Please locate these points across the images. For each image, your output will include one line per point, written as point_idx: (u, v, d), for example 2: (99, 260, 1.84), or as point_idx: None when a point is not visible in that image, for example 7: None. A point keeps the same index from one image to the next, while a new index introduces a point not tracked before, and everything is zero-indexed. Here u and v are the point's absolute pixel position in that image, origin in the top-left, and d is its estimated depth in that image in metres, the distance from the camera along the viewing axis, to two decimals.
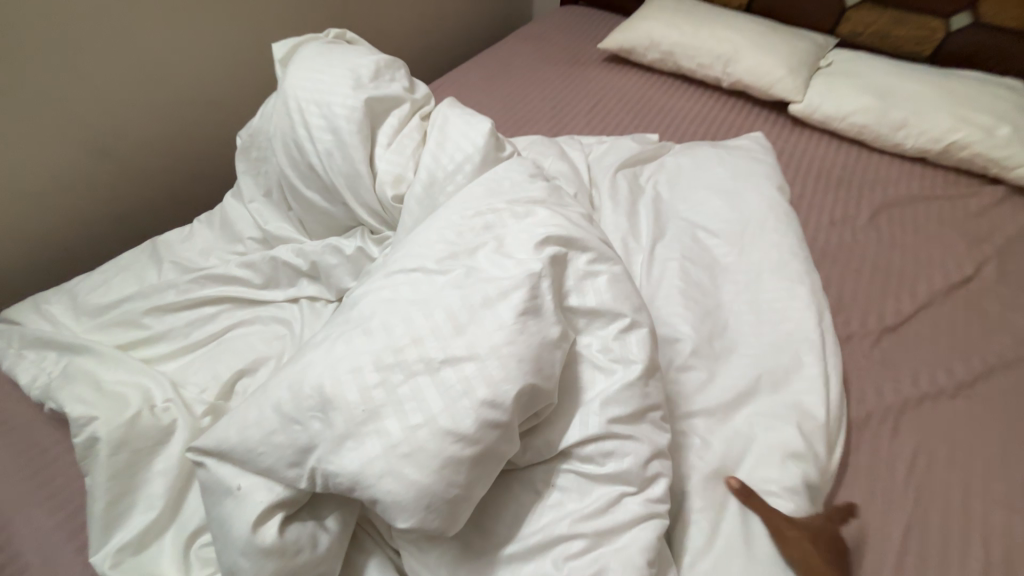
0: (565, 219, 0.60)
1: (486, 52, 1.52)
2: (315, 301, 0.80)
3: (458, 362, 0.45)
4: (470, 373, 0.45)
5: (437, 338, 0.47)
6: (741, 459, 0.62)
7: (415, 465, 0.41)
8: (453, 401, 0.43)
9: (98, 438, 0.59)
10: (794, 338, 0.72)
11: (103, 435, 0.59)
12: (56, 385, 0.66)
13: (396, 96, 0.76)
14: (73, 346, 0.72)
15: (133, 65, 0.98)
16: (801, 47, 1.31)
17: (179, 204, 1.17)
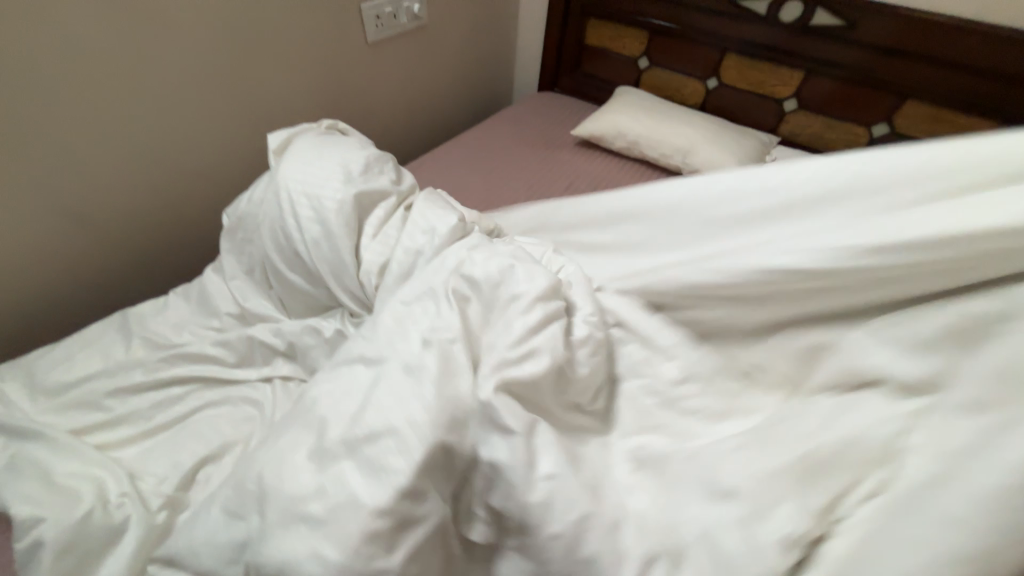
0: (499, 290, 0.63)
1: (469, 132, 1.65)
2: (289, 380, 0.80)
3: (376, 437, 0.49)
4: (387, 447, 0.49)
5: (357, 415, 0.51)
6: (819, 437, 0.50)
7: (335, 542, 0.44)
8: (375, 477, 0.48)
9: (42, 540, 0.56)
10: None
11: (48, 538, 0.56)
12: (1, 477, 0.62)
13: (383, 188, 0.81)
14: (23, 432, 0.69)
15: (126, 142, 1.02)
16: (749, 145, 1.47)
17: (155, 269, 1.18)
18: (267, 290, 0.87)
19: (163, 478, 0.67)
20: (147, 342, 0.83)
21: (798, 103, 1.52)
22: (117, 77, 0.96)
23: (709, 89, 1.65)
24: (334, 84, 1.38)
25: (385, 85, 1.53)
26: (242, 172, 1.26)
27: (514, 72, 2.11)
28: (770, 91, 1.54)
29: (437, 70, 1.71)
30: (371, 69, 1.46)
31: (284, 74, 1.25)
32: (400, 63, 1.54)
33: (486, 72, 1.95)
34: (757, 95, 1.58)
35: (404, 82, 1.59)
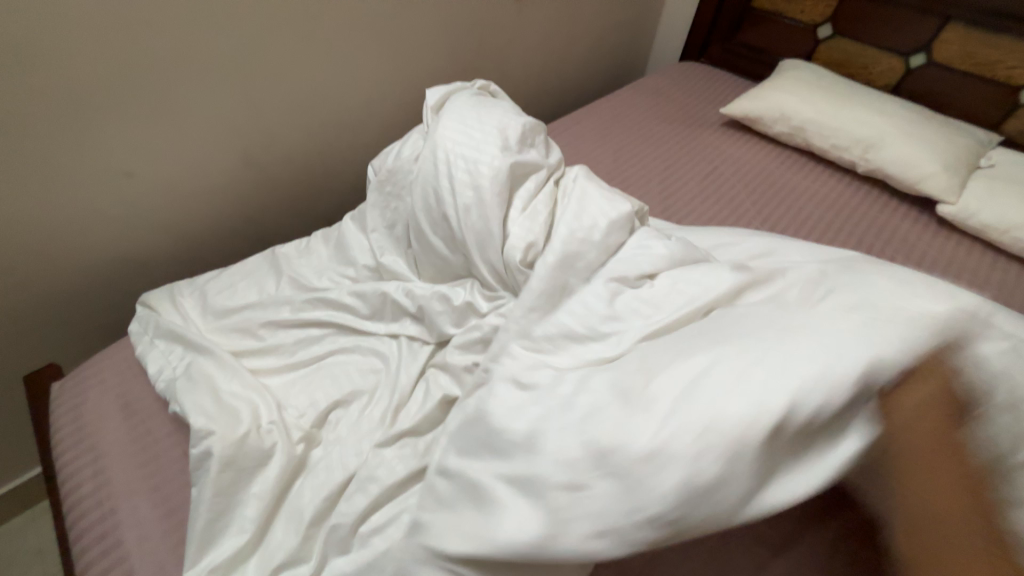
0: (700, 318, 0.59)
1: (599, 102, 1.52)
2: (414, 340, 0.81)
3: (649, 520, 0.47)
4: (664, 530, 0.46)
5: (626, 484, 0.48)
6: None
7: None
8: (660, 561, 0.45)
9: (210, 450, 0.63)
10: None
11: (216, 449, 0.63)
12: (181, 385, 0.71)
13: (536, 163, 0.80)
14: (197, 346, 0.78)
15: (293, 87, 1.07)
16: (958, 142, 1.18)
17: (298, 213, 1.26)
18: (404, 247, 0.88)
19: (303, 412, 0.72)
20: (293, 282, 0.89)
21: None
22: (296, 24, 1.00)
23: (911, 68, 1.33)
24: (477, 42, 1.34)
25: (524, 45, 1.45)
26: (383, 127, 1.29)
27: (656, 38, 1.90)
28: (1004, 75, 1.21)
29: (577, 32, 1.58)
30: (513, 26, 1.39)
31: (433, 31, 1.23)
32: (542, 23, 1.45)
33: (626, 37, 1.78)
34: (981, 80, 1.24)
35: (542, 44, 1.50)
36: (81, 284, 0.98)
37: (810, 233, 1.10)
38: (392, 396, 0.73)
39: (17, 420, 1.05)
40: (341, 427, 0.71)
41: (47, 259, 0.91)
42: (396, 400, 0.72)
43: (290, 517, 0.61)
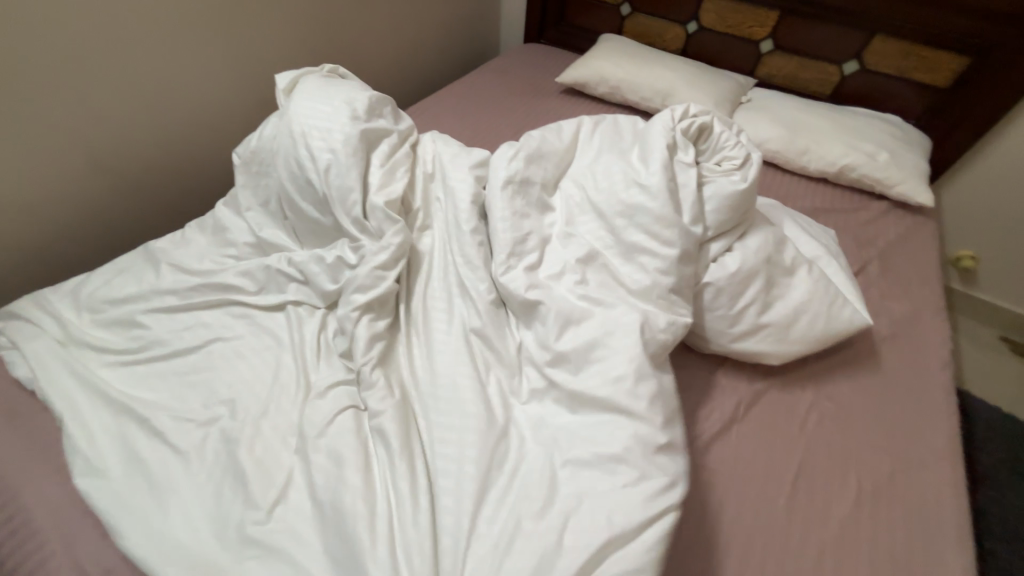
0: (551, 257, 0.83)
1: (456, 83, 1.69)
2: (301, 305, 0.89)
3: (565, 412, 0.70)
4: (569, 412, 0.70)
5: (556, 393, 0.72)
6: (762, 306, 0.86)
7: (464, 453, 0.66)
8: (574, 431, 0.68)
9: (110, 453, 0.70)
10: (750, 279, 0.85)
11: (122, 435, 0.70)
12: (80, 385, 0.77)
13: (386, 128, 0.94)
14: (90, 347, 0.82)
15: (134, 91, 1.08)
16: (726, 85, 1.54)
17: (167, 215, 1.26)
18: (281, 220, 0.96)
19: (206, 380, 0.80)
20: (173, 268, 0.93)
21: (774, 44, 1.57)
22: (124, 29, 1.01)
23: (689, 34, 1.69)
24: (327, 37, 1.42)
25: (374, 37, 1.57)
26: (243, 122, 1.33)
27: (500, 25, 2.12)
28: (748, 33, 1.59)
29: (424, 22, 1.73)
30: (360, 20, 1.50)
31: (276, 25, 1.29)
32: (386, 15, 1.58)
33: (472, 25, 1.97)
34: (735, 38, 1.62)
35: (391, 34, 1.62)
36: None
37: None
38: (291, 352, 0.83)
39: None
40: (246, 380, 0.80)
41: None
42: (296, 353, 0.82)
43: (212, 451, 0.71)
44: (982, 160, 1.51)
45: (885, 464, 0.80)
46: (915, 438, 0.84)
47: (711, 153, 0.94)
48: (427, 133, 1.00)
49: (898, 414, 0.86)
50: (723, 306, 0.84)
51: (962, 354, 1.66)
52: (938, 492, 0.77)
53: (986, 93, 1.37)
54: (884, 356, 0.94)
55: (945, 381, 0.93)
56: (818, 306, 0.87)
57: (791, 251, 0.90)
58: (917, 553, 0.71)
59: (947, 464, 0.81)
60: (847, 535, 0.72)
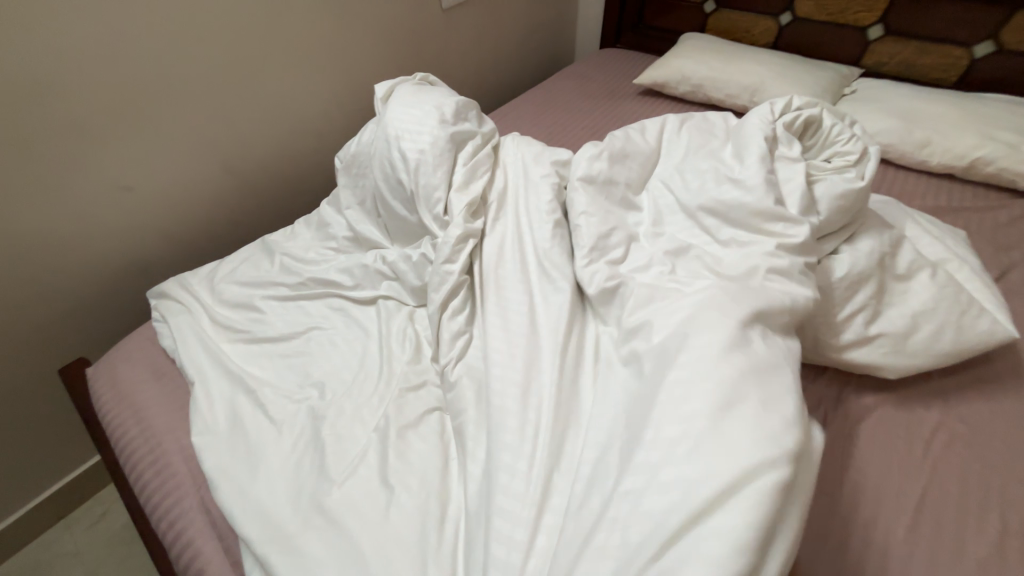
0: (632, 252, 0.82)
1: (534, 90, 1.73)
2: (391, 299, 0.96)
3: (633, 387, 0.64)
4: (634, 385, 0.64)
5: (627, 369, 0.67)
6: (873, 312, 0.77)
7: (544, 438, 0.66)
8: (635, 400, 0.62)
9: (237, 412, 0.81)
10: (859, 279, 0.77)
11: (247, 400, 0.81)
12: (210, 356, 0.89)
13: (471, 131, 0.99)
14: (216, 324, 0.94)
15: (257, 102, 1.25)
16: (824, 77, 1.42)
17: (277, 213, 1.43)
18: (375, 217, 1.05)
19: (309, 360, 0.88)
20: (284, 259, 1.04)
21: (884, 30, 1.42)
22: (252, 49, 1.19)
23: (782, 26, 1.59)
24: (415, 50, 1.54)
25: (458, 49, 1.67)
26: (342, 130, 1.48)
27: (576, 34, 2.15)
28: (851, 20, 1.46)
29: (504, 34, 1.81)
30: (445, 34, 1.60)
31: (372, 41, 1.42)
32: (470, 28, 1.67)
33: (549, 34, 2.02)
34: (837, 26, 1.49)
35: (474, 46, 1.72)
36: (82, 290, 1.11)
37: None
38: (382, 342, 0.89)
39: (48, 425, 1.19)
40: (343, 361, 0.87)
41: (58, 269, 1.05)
42: (384, 341, 0.88)
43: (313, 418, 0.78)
44: None
45: None
46: None
47: (820, 148, 0.87)
48: (508, 136, 1.04)
49: None
50: (826, 308, 0.77)
51: None
52: None
53: None
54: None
55: None
56: (947, 314, 0.77)
57: (909, 252, 0.80)
58: None
59: None
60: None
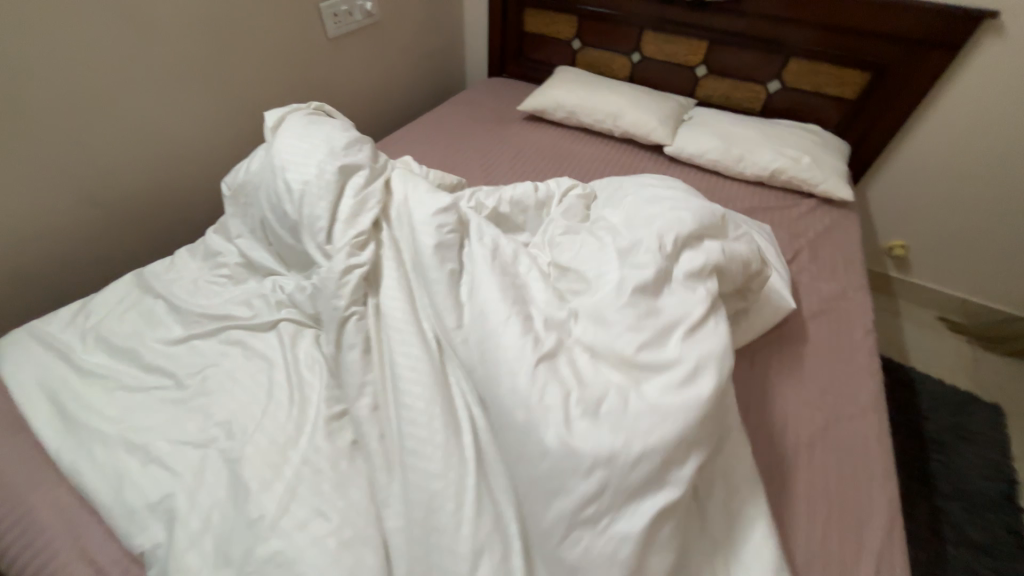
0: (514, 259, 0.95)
1: (427, 114, 1.83)
2: (293, 325, 0.96)
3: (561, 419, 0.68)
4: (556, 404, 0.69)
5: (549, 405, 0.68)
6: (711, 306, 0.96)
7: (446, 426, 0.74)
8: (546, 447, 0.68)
9: (120, 452, 0.77)
10: None
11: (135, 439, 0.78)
12: (83, 400, 0.83)
13: (359, 163, 1.02)
14: (89, 368, 0.88)
15: (124, 128, 1.18)
16: (668, 106, 1.72)
17: (154, 243, 1.36)
18: (267, 245, 1.06)
19: (202, 390, 0.85)
20: (166, 292, 1.00)
21: (707, 69, 1.77)
22: (117, 74, 1.13)
23: (634, 63, 1.89)
24: (303, 77, 1.56)
25: (348, 76, 1.72)
26: (226, 156, 1.44)
27: (466, 63, 2.32)
28: (683, 60, 1.79)
29: (395, 63, 1.90)
30: (334, 61, 1.64)
31: (255, 66, 1.41)
32: (359, 56, 1.73)
33: (440, 63, 2.15)
34: (674, 65, 1.82)
35: (365, 73, 1.78)
36: None
37: (585, 176, 1.54)
38: (287, 366, 0.89)
39: None
40: (241, 383, 0.86)
41: None
42: (290, 364, 0.89)
43: (212, 446, 0.78)
44: (899, 157, 1.70)
45: (819, 418, 0.91)
46: (846, 395, 0.95)
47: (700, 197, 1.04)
48: (399, 169, 1.06)
49: (831, 374, 0.98)
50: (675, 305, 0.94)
51: (908, 335, 1.82)
52: (865, 439, 0.88)
53: (888, 99, 1.57)
54: (811, 329, 1.07)
55: (869, 345, 1.05)
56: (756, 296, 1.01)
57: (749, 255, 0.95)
58: (850, 491, 0.81)
59: (874, 416, 0.92)
60: (788, 483, 0.82)
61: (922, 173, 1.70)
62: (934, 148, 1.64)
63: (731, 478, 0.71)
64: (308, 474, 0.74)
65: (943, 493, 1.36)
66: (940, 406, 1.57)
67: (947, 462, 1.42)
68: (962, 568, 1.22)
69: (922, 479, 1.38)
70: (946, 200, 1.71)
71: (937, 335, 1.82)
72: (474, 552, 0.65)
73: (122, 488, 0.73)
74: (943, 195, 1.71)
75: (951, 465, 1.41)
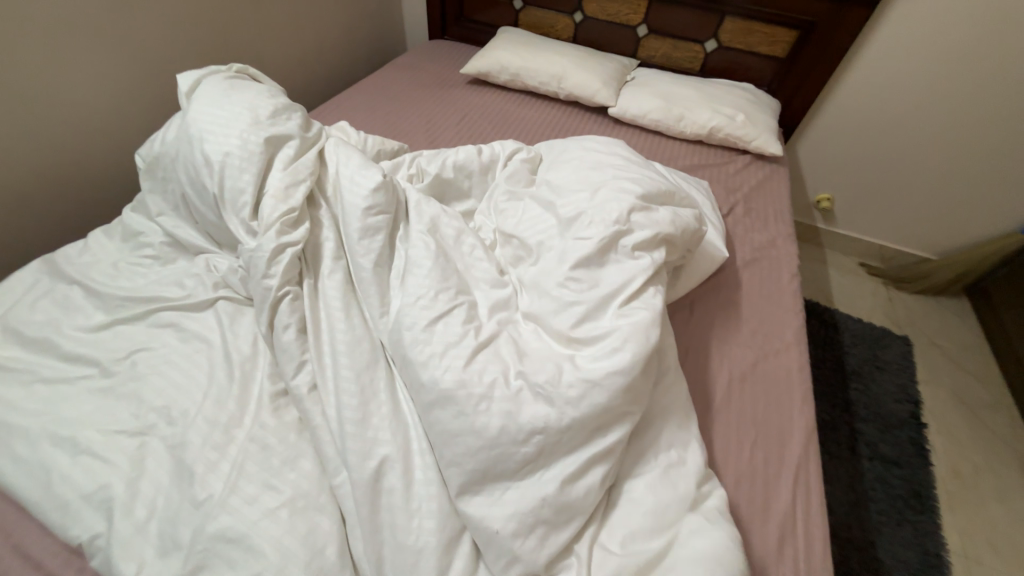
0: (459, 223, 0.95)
1: (365, 79, 1.74)
2: (231, 304, 0.92)
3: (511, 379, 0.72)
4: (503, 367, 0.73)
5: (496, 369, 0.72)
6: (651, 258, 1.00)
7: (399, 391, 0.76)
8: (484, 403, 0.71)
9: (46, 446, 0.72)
10: None
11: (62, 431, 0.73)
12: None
13: (289, 132, 0.96)
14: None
15: (12, 98, 1.04)
16: (612, 67, 1.72)
17: (64, 227, 1.24)
18: (194, 222, 0.99)
19: (134, 376, 0.81)
20: (83, 278, 0.92)
21: (648, 29, 1.78)
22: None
23: (577, 23, 1.86)
24: (222, 39, 1.43)
25: (274, 38, 1.59)
26: (139, 128, 1.31)
27: (405, 25, 2.20)
28: (625, 19, 1.79)
29: (327, 25, 1.78)
30: (256, 21, 1.51)
31: (163, 25, 1.27)
32: (285, 16, 1.60)
33: (376, 24, 2.03)
34: (616, 25, 1.82)
35: (293, 35, 1.66)
36: None
37: (531, 140, 1.54)
38: (227, 345, 0.86)
39: None
40: (177, 366, 0.82)
41: None
42: (230, 343, 0.86)
43: (151, 431, 0.75)
44: (825, 114, 1.81)
45: (749, 355, 0.99)
46: (773, 333, 1.04)
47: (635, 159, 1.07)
48: (333, 140, 1.00)
49: (760, 315, 1.07)
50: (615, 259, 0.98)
51: (833, 280, 1.99)
52: (788, 370, 0.98)
53: (814, 57, 1.65)
54: (744, 276, 1.14)
55: (794, 288, 1.15)
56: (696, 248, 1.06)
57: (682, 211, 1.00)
58: (774, 417, 0.90)
59: (796, 350, 1.01)
60: (722, 415, 0.89)
61: (845, 128, 1.81)
62: (855, 103, 1.75)
63: (667, 413, 0.78)
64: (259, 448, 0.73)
65: (860, 417, 1.53)
66: (859, 341, 1.74)
67: (864, 390, 1.59)
68: (873, 478, 1.39)
69: (844, 407, 1.54)
70: (865, 153, 1.84)
71: (858, 279, 2.00)
72: (431, 503, 0.68)
73: (50, 482, 0.69)
74: (862, 149, 1.84)
75: (866, 392, 1.59)
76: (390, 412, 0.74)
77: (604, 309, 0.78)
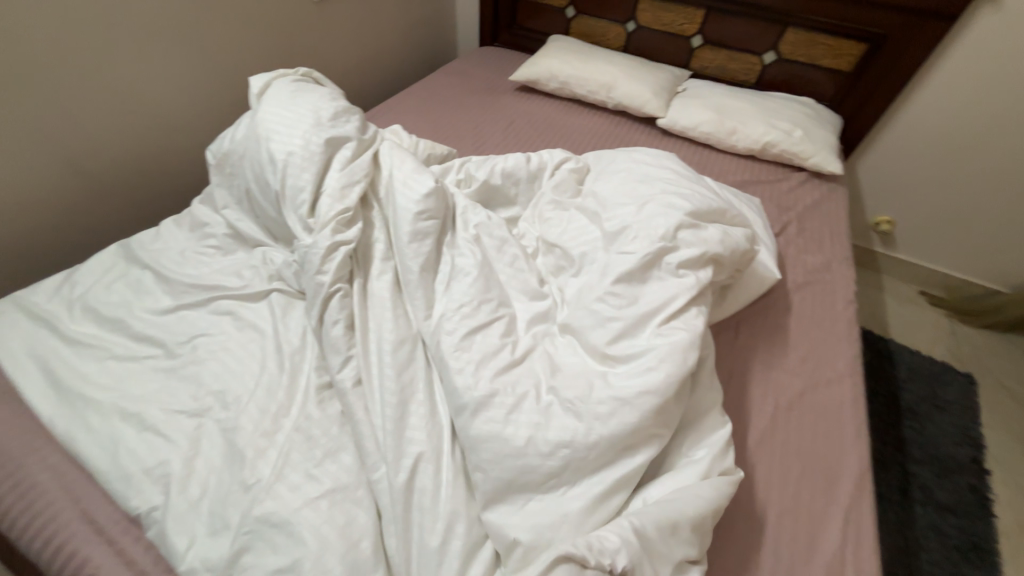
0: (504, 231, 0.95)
1: (417, 84, 1.78)
2: (283, 296, 0.96)
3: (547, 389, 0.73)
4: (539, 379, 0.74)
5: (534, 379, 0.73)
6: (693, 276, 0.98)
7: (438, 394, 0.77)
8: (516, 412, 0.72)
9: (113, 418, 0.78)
10: None
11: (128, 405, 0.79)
12: (74, 369, 0.84)
13: (347, 134, 1.00)
14: (76, 337, 0.88)
15: (102, 94, 1.14)
16: (663, 77, 1.69)
17: (139, 214, 1.33)
18: (255, 216, 1.05)
19: (193, 359, 0.86)
20: (153, 263, 0.99)
21: (703, 39, 1.74)
22: (93, 37, 1.08)
23: (629, 32, 1.85)
24: (288, 43, 1.50)
25: (335, 43, 1.66)
26: (210, 126, 1.40)
27: (458, 32, 2.25)
28: (680, 30, 1.75)
29: (384, 31, 1.85)
30: (320, 26, 1.58)
31: (237, 30, 1.35)
32: (346, 22, 1.67)
33: (430, 30, 2.08)
34: (669, 34, 1.78)
35: (352, 40, 1.72)
36: None
37: (576, 148, 1.53)
38: (278, 335, 0.89)
39: None
40: (231, 354, 0.87)
41: None
42: (280, 334, 0.90)
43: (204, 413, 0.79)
44: (890, 131, 1.71)
45: (797, 382, 0.94)
46: (824, 361, 0.99)
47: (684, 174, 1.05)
48: (388, 143, 1.03)
49: (809, 341, 1.02)
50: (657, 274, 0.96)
51: (889, 308, 1.87)
52: (840, 402, 0.92)
53: (883, 72, 1.56)
54: (795, 300, 1.09)
55: (849, 316, 1.08)
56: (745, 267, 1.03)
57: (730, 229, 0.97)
58: (821, 450, 0.86)
59: (849, 381, 0.96)
60: (765, 444, 0.85)
61: (912, 147, 1.70)
62: (925, 121, 1.64)
63: (707, 438, 0.75)
64: (302, 439, 0.76)
65: (914, 457, 1.42)
66: (916, 376, 1.62)
67: (919, 428, 1.48)
68: (925, 525, 1.29)
69: (895, 445, 1.45)
70: (932, 175, 1.73)
71: (918, 309, 1.87)
72: (463, 508, 0.68)
73: (115, 452, 0.74)
74: (930, 170, 1.72)
75: (921, 431, 1.48)
76: (427, 414, 0.75)
77: (644, 326, 0.77)
